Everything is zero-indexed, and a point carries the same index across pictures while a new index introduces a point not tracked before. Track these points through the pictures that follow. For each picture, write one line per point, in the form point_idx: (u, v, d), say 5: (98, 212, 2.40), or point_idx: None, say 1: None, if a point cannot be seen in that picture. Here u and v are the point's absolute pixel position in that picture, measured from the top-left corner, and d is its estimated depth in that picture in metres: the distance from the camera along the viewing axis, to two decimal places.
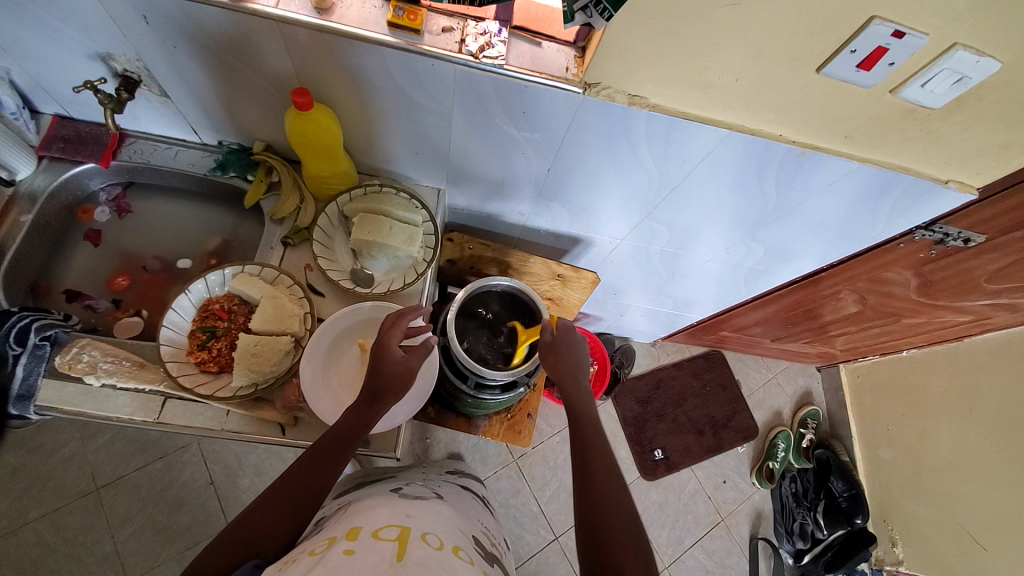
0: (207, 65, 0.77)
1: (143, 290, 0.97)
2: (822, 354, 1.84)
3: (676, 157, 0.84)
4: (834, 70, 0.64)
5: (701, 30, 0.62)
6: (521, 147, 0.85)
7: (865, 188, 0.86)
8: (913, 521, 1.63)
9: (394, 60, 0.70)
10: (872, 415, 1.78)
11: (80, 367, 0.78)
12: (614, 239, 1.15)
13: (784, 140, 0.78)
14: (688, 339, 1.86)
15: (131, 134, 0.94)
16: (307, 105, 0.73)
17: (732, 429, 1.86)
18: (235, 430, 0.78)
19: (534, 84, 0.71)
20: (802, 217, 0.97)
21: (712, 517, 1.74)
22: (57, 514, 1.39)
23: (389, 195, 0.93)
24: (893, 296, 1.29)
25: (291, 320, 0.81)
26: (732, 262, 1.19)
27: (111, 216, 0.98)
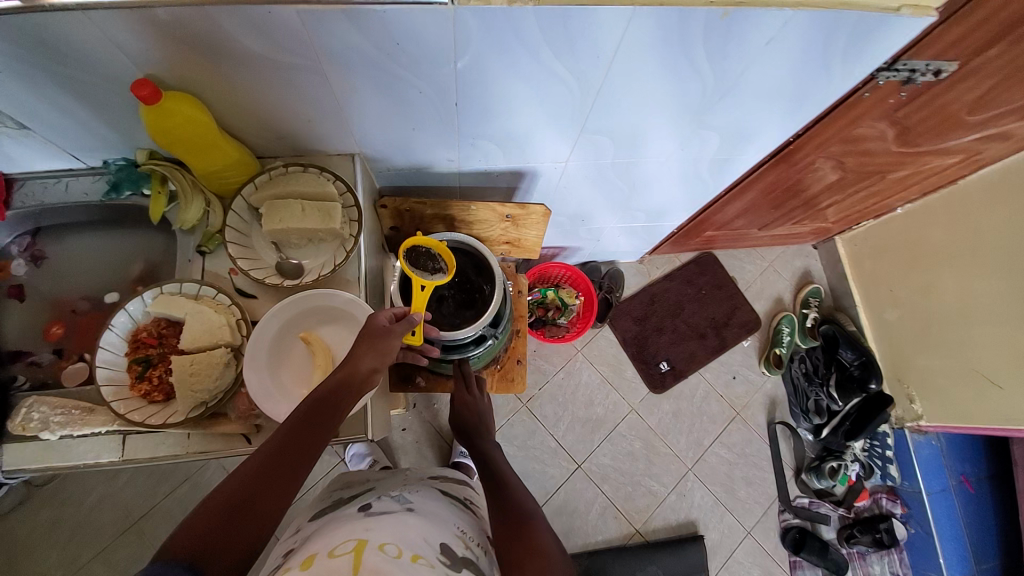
0: (39, 79, 0.68)
1: (81, 333, 0.92)
2: (815, 230, 1.76)
3: (588, 57, 0.74)
4: None
5: None
6: (415, 85, 0.76)
7: (809, 38, 0.75)
8: (928, 374, 1.61)
9: (230, 19, 0.61)
10: (874, 280, 1.73)
11: (33, 426, 0.76)
12: (559, 163, 1.06)
13: (701, 2, 0.66)
14: (674, 248, 1.80)
15: (17, 177, 0.88)
16: (153, 97, 0.65)
17: (735, 326, 1.83)
18: (201, 451, 0.76)
19: (394, 7, 0.61)
20: (750, 89, 0.86)
21: (728, 413, 1.76)
22: (107, 552, 1.46)
23: (295, 174, 0.85)
24: (872, 154, 1.19)
25: (221, 330, 0.76)
26: (690, 158, 1.09)
27: (29, 266, 0.93)
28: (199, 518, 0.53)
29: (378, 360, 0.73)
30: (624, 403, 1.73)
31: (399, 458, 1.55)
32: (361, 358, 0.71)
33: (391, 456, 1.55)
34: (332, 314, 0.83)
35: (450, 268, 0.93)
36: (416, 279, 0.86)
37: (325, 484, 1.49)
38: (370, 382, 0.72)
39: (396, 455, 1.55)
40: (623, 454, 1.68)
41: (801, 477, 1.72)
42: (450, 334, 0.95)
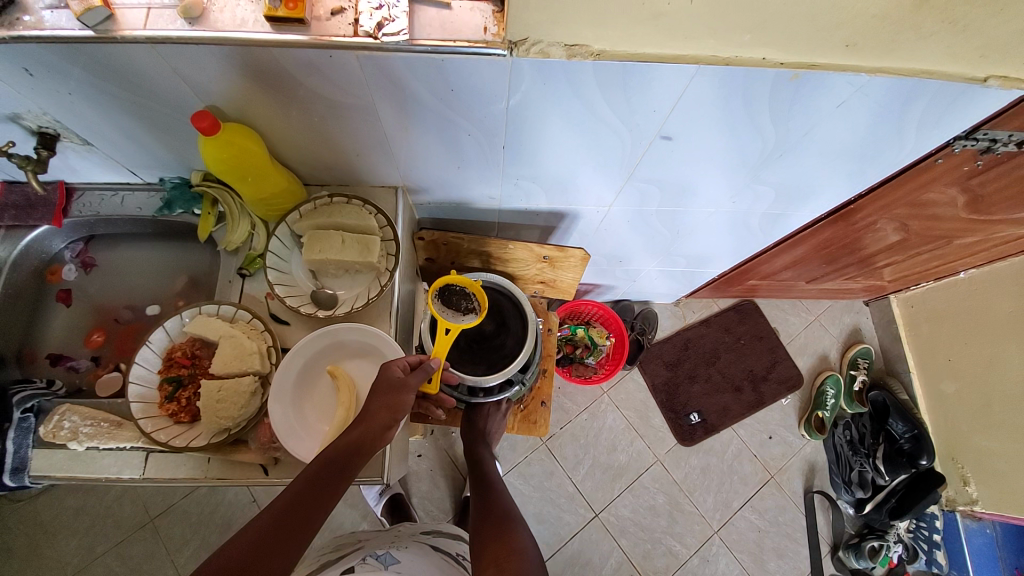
0: (109, 104, 0.71)
1: (120, 343, 0.96)
2: (868, 287, 1.66)
3: (644, 109, 0.71)
4: None
5: None
6: (464, 127, 0.75)
7: (882, 102, 0.70)
8: (986, 457, 1.47)
9: (291, 60, 0.61)
10: (931, 347, 1.60)
11: (62, 434, 0.78)
12: (602, 207, 1.03)
13: (769, 64, 0.63)
14: (713, 294, 1.73)
15: (78, 187, 0.91)
16: (211, 129, 0.67)
17: (774, 381, 1.73)
18: (219, 477, 0.76)
19: (452, 55, 0.60)
20: (812, 149, 0.81)
21: (761, 475, 1.65)
22: (121, 546, 1.49)
23: (340, 204, 0.86)
24: (939, 218, 1.11)
25: (252, 358, 0.76)
26: (739, 211, 1.05)
27: (79, 272, 0.97)
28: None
29: (391, 415, 0.72)
30: (649, 453, 1.65)
31: (413, 487, 1.52)
32: (375, 414, 0.71)
33: (405, 484, 1.52)
34: (362, 348, 0.82)
35: (483, 308, 0.92)
36: (445, 320, 0.86)
37: (337, 505, 1.48)
38: (384, 439, 0.71)
39: (410, 483, 1.52)
40: (644, 507, 1.59)
41: (838, 555, 1.58)
42: (475, 378, 0.94)
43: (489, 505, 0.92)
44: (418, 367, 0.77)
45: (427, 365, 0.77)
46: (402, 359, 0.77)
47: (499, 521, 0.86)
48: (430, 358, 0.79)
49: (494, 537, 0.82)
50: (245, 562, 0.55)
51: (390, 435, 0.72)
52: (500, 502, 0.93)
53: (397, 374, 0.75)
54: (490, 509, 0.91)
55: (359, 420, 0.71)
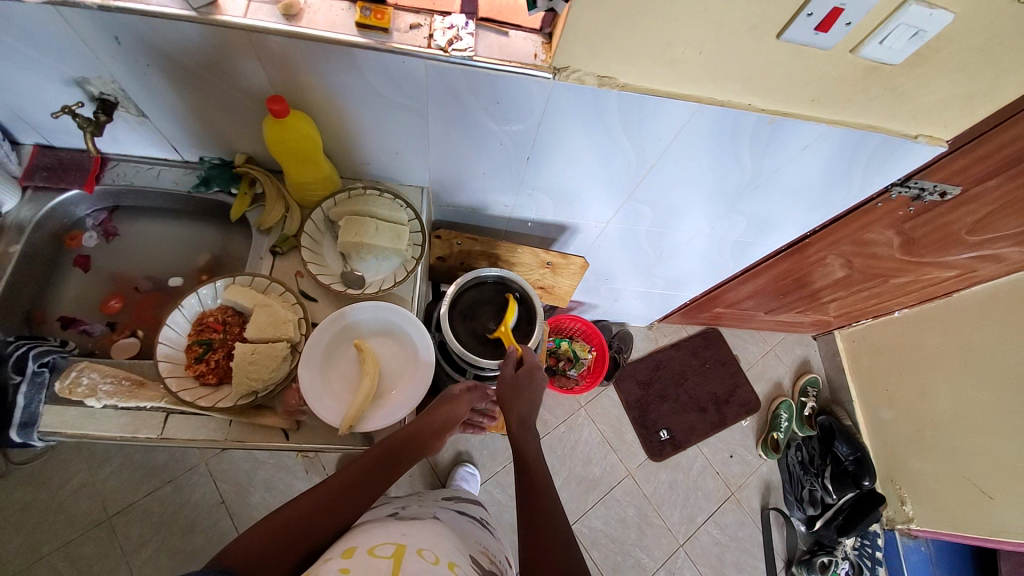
0: (180, 82, 0.78)
1: (137, 310, 1.00)
2: (816, 322, 1.86)
3: (652, 136, 0.85)
4: (794, 35, 0.66)
5: (668, 7, 0.63)
6: (498, 137, 0.87)
7: (839, 150, 0.88)
8: (920, 478, 1.65)
9: (365, 61, 0.71)
10: (871, 377, 1.80)
11: (80, 390, 0.80)
12: (600, 223, 1.16)
13: (754, 109, 0.79)
14: (682, 319, 1.88)
15: (113, 157, 0.96)
16: (281, 113, 0.75)
17: (735, 404, 1.88)
18: (239, 440, 0.79)
19: (505, 73, 0.72)
20: (781, 186, 0.99)
21: (722, 492, 1.76)
22: (71, 546, 1.39)
23: (372, 196, 0.94)
24: (879, 257, 1.32)
25: (286, 325, 0.82)
26: (717, 237, 1.21)
27: (99, 240, 1.02)
28: (277, 519, 0.63)
29: (442, 423, 0.87)
30: (621, 467, 1.73)
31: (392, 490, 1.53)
32: (422, 424, 0.84)
33: None
34: (388, 331, 0.89)
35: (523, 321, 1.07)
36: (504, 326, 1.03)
37: None
38: (431, 445, 0.85)
39: None
40: (615, 520, 1.66)
41: (791, 570, 1.69)
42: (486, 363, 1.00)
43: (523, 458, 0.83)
44: (470, 394, 0.93)
45: (480, 389, 0.94)
46: (458, 384, 0.94)
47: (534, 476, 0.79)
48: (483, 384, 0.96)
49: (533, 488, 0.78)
50: (315, 514, 0.65)
51: (437, 445, 0.87)
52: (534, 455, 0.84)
53: (455, 393, 0.91)
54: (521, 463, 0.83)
55: (418, 421, 0.84)
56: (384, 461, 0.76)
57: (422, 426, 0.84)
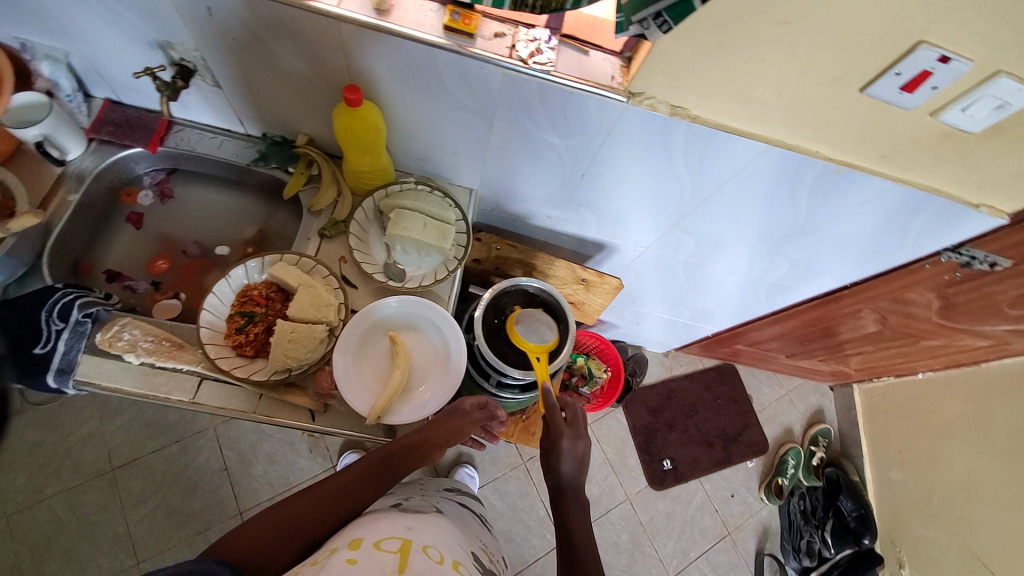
0: (260, 59, 0.79)
1: (182, 274, 1.03)
2: (835, 373, 1.84)
3: (711, 170, 0.85)
4: (877, 90, 0.65)
5: (756, 49, 0.63)
6: (557, 151, 0.87)
7: (896, 207, 0.87)
8: (921, 544, 1.60)
9: (444, 62, 0.72)
10: (885, 436, 1.77)
11: (120, 345, 0.82)
12: (639, 247, 1.16)
13: (821, 156, 0.79)
14: (701, 351, 1.87)
15: (178, 122, 0.99)
16: (356, 102, 0.76)
17: (743, 443, 1.85)
18: (267, 415, 0.82)
19: (580, 91, 0.72)
20: (829, 236, 0.98)
21: (719, 530, 1.74)
22: (72, 492, 1.41)
23: (423, 192, 0.95)
24: (913, 318, 1.29)
25: (327, 309, 0.83)
26: (754, 275, 1.19)
27: (154, 199, 1.04)
28: (265, 519, 0.63)
29: (446, 435, 0.84)
30: (620, 490, 1.72)
31: None
32: (434, 428, 0.83)
33: None
34: (423, 329, 0.89)
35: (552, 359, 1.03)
36: (540, 349, 1.01)
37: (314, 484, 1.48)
38: (432, 456, 0.82)
39: None
40: (608, 543, 1.65)
41: None
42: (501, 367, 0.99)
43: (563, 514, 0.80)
44: (479, 411, 0.90)
45: (491, 408, 0.92)
46: (471, 397, 0.92)
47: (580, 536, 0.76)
48: (494, 403, 0.94)
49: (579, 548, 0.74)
50: (303, 517, 0.65)
51: (438, 457, 0.84)
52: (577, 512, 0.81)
53: (465, 407, 0.89)
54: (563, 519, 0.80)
55: (422, 430, 0.82)
56: (378, 471, 0.75)
57: (426, 436, 0.81)
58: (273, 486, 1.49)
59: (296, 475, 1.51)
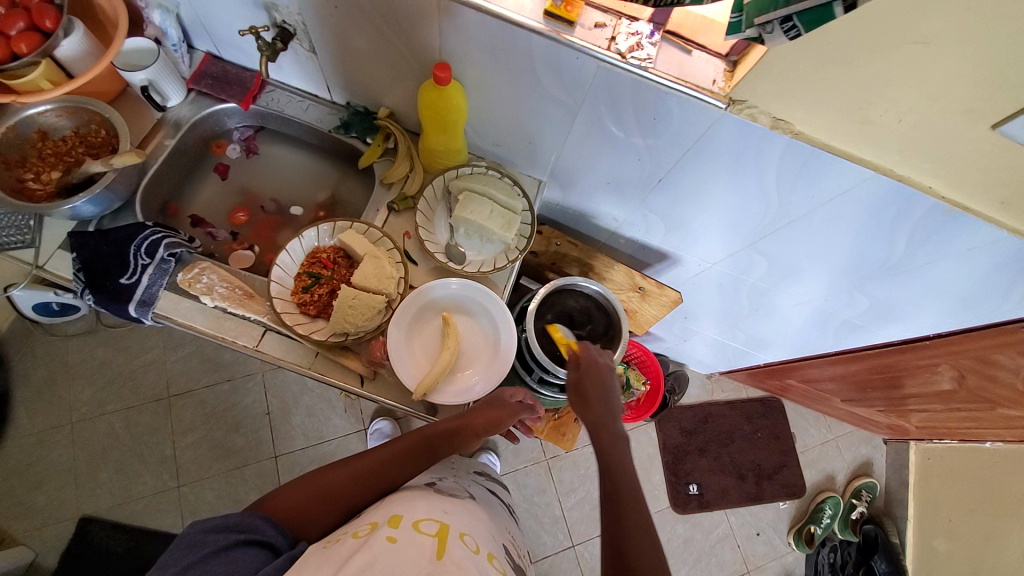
0: (357, 27, 0.80)
1: (258, 228, 1.08)
2: (892, 427, 1.70)
3: (803, 192, 0.79)
4: (1015, 130, 0.57)
5: (883, 68, 0.58)
6: (638, 153, 0.84)
7: (1009, 259, 0.78)
8: None
9: (539, 48, 0.71)
10: (937, 503, 1.62)
11: (198, 287, 0.87)
12: (704, 262, 1.11)
13: (933, 194, 0.72)
14: (748, 378, 1.79)
15: (271, 82, 1.03)
16: (444, 80, 0.76)
17: (777, 482, 1.76)
18: (321, 374, 0.85)
19: (677, 92, 0.69)
20: (921, 279, 0.90)
21: (737, 567, 1.67)
22: (133, 411, 1.53)
23: (493, 178, 0.95)
24: (999, 383, 1.16)
25: (388, 281, 0.85)
26: (825, 310, 1.12)
27: (240, 153, 1.10)
28: (307, 484, 0.65)
29: (487, 424, 0.84)
30: None
31: None
32: (477, 416, 0.83)
33: None
34: (477, 315, 0.89)
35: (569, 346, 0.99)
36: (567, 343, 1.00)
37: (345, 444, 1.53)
38: (470, 444, 0.82)
39: None
40: None
41: None
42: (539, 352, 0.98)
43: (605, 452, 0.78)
44: (521, 407, 0.89)
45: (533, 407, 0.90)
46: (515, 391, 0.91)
47: (623, 488, 0.73)
48: (537, 403, 0.92)
49: (622, 501, 0.71)
50: (343, 488, 0.66)
51: (475, 444, 0.84)
52: (619, 453, 0.78)
53: (508, 399, 0.88)
54: (605, 472, 0.76)
55: (464, 417, 0.82)
56: (417, 448, 0.75)
57: (467, 423, 0.81)
58: (307, 439, 1.55)
59: (329, 431, 1.56)
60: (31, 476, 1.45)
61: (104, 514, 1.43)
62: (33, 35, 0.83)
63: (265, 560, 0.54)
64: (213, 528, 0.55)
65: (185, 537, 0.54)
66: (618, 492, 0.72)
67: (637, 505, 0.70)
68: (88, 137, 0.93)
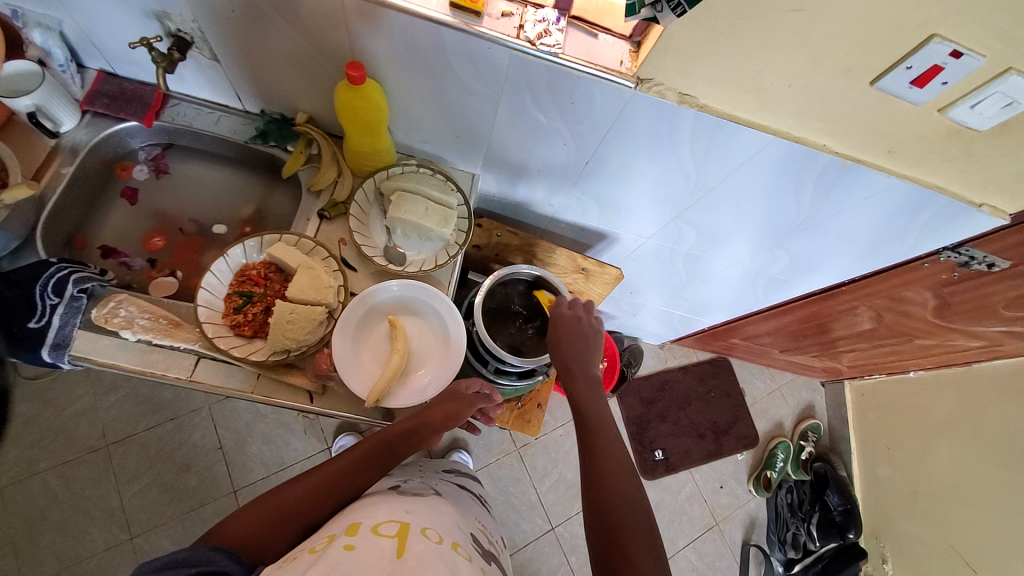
0: (260, 31, 0.77)
1: (179, 251, 1.02)
2: (827, 369, 1.85)
3: (718, 160, 0.84)
4: (888, 85, 0.64)
5: (768, 37, 0.62)
6: (562, 137, 0.86)
7: (902, 204, 0.86)
8: (904, 537, 1.64)
9: (450, 41, 0.71)
10: (873, 432, 1.78)
11: (116, 321, 0.81)
12: (640, 237, 1.15)
13: (828, 150, 0.78)
14: (696, 343, 1.89)
15: (175, 96, 0.97)
16: (358, 80, 0.75)
17: (733, 436, 1.87)
18: (265, 395, 0.82)
19: (588, 76, 0.71)
20: (832, 230, 0.98)
21: (707, 521, 1.76)
22: (65, 467, 1.40)
23: (424, 175, 0.94)
24: (909, 316, 1.29)
25: (326, 291, 0.82)
26: (755, 270, 1.20)
27: (148, 174, 1.03)
28: (262, 506, 0.63)
29: (445, 419, 0.84)
30: None
31: None
32: (433, 413, 0.83)
33: None
34: (423, 314, 0.89)
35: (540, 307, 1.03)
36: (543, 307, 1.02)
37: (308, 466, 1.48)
38: (429, 441, 0.82)
39: None
40: None
41: None
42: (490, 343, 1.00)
43: (585, 417, 0.81)
44: (477, 398, 0.90)
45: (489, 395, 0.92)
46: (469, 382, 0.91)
47: (608, 460, 0.75)
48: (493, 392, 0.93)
49: (604, 473, 0.73)
50: (301, 504, 0.65)
51: (435, 440, 0.84)
52: (603, 424, 0.80)
53: (462, 392, 0.89)
54: (588, 443, 0.78)
55: (420, 416, 0.82)
56: (376, 453, 0.74)
57: (424, 421, 0.81)
58: (267, 466, 1.49)
59: (290, 455, 1.51)
60: None
61: None
62: None
63: None
64: (165, 566, 0.51)
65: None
66: (601, 464, 0.74)
67: (623, 476, 0.73)
68: None
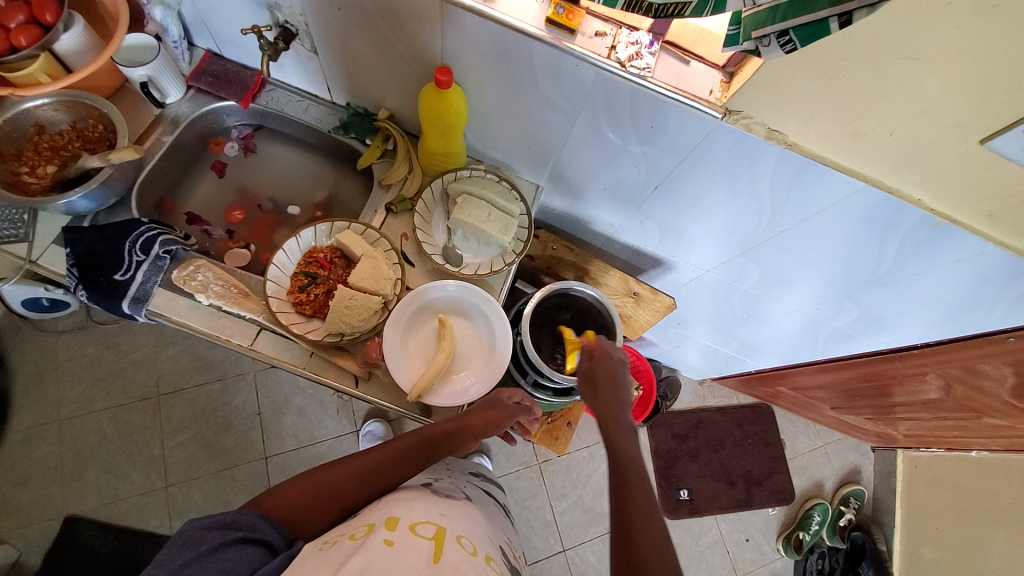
0: (359, 28, 0.81)
1: (254, 226, 1.08)
2: (880, 434, 1.72)
3: (797, 202, 0.81)
4: (1002, 145, 0.59)
5: (875, 82, 0.59)
6: (635, 160, 0.85)
7: (997, 271, 0.80)
8: None
9: (541, 55, 0.72)
10: (923, 510, 1.64)
11: (193, 284, 0.87)
12: (698, 269, 1.12)
13: (922, 206, 0.73)
14: (740, 385, 1.81)
15: (272, 82, 1.03)
16: (444, 84, 0.77)
17: (767, 489, 1.76)
18: (315, 372, 0.86)
19: (674, 102, 0.70)
20: (911, 290, 0.92)
21: (726, 572, 1.68)
22: (121, 409, 1.51)
23: (491, 181, 0.95)
24: (984, 392, 1.19)
25: (385, 283, 0.85)
26: (816, 318, 1.13)
27: (238, 151, 1.10)
28: (303, 484, 0.65)
29: (485, 426, 0.83)
30: None
31: None
32: (475, 417, 0.83)
33: None
34: (473, 317, 0.89)
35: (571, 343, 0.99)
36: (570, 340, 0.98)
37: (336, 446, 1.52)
38: (466, 445, 0.81)
39: None
40: None
41: None
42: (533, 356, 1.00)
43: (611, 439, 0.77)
44: (518, 410, 0.88)
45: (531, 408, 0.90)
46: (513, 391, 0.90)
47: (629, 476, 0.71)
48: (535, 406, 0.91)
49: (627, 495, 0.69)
50: (339, 488, 0.66)
51: (472, 445, 0.84)
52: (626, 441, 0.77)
53: (505, 400, 0.88)
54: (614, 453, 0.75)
55: (461, 419, 0.82)
56: (414, 449, 0.74)
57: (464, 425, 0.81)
58: (299, 439, 1.54)
59: (321, 432, 1.56)
60: (15, 474, 1.43)
61: (89, 514, 1.41)
62: (33, 29, 0.83)
63: (264, 558, 0.55)
64: (211, 525, 0.54)
65: (183, 533, 0.53)
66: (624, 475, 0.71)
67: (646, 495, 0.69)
68: (85, 132, 0.92)
